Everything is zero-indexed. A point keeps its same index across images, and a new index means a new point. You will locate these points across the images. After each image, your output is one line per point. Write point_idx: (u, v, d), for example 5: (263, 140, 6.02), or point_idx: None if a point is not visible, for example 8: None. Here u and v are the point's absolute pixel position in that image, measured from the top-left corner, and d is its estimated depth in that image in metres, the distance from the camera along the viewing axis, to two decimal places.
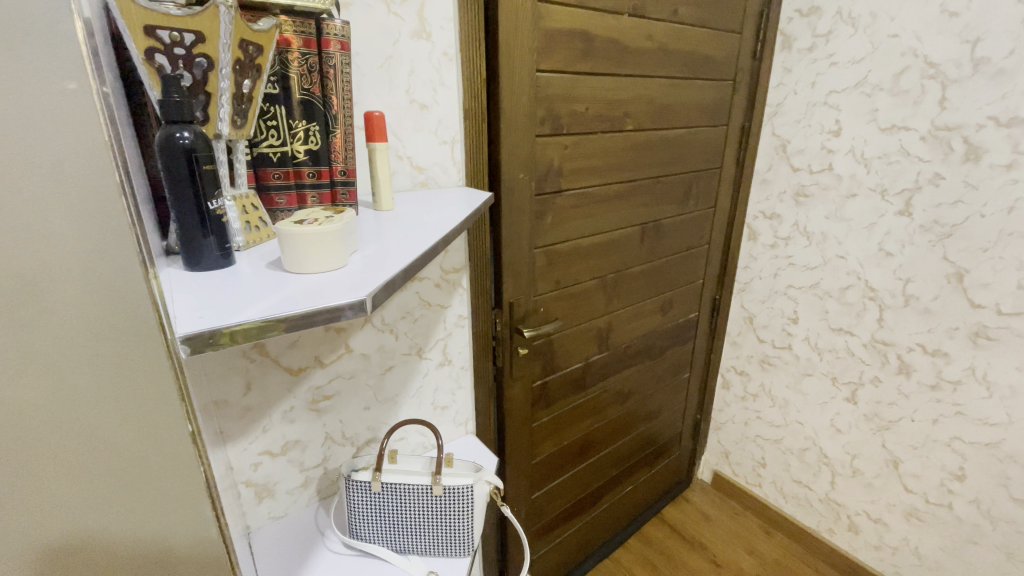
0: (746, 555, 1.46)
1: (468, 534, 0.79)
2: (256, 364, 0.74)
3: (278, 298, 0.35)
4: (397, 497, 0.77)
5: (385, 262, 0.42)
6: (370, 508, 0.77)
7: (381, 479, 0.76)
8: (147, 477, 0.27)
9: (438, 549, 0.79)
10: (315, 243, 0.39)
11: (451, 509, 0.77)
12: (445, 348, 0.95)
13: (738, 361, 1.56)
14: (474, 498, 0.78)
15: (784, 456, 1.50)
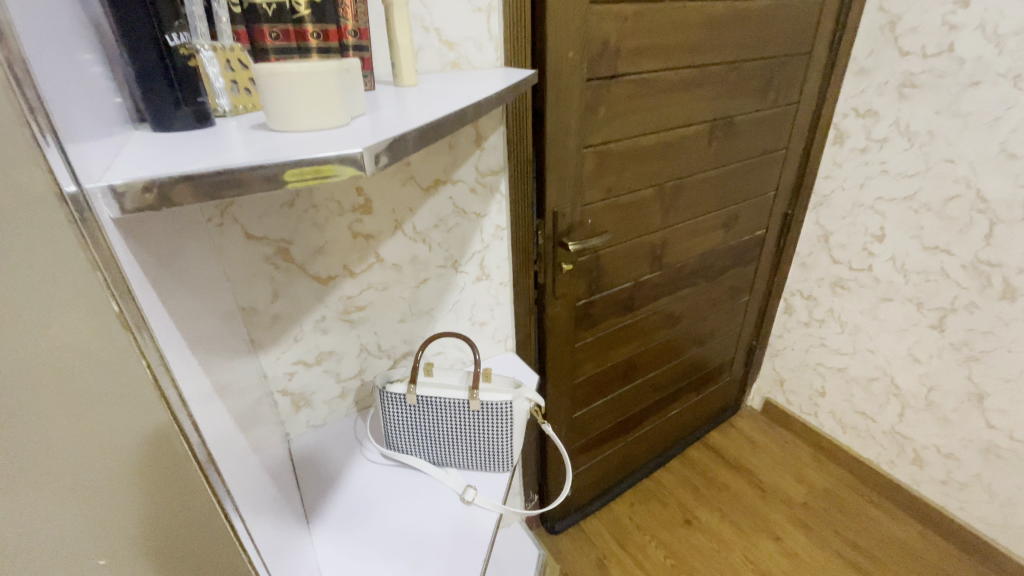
0: (794, 483, 1.40)
1: (507, 451, 0.75)
2: (282, 270, 0.69)
3: (256, 150, 0.28)
4: (432, 412, 0.73)
5: (398, 125, 0.33)
6: (405, 420, 0.74)
7: (415, 392, 0.72)
8: (87, 398, 0.21)
9: (476, 463, 0.77)
10: (301, 86, 0.30)
11: (488, 425, 0.73)
12: (482, 260, 0.87)
13: (806, 283, 1.41)
14: (513, 416, 0.74)
15: (848, 385, 1.38)
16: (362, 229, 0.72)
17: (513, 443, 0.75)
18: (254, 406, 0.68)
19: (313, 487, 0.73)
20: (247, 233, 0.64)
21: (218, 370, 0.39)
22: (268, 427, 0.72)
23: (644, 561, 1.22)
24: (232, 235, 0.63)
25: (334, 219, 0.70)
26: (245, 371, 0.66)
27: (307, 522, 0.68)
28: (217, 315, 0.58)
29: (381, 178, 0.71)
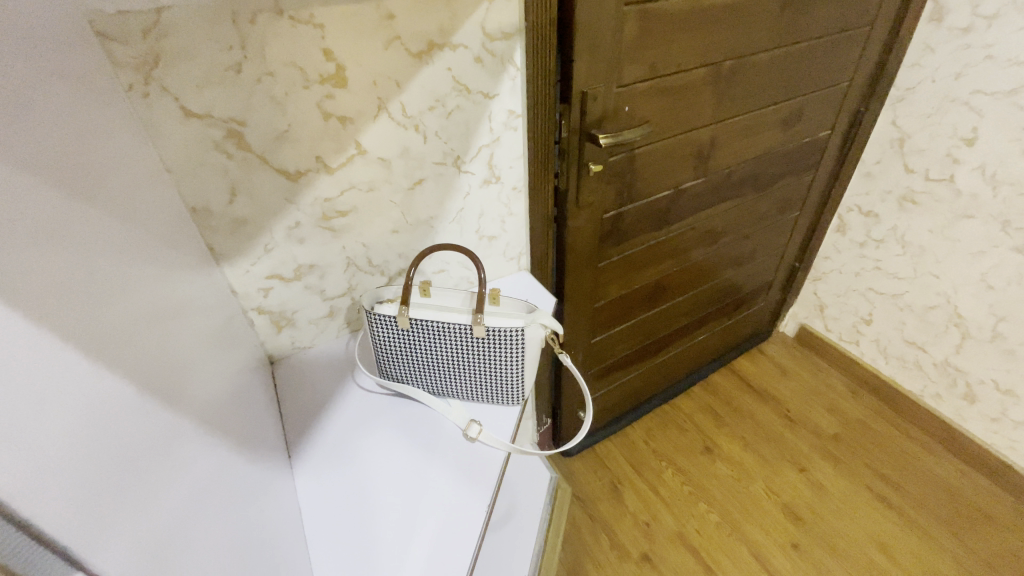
0: (824, 413, 1.32)
1: (519, 383, 0.65)
2: (237, 161, 0.55)
3: None
4: (429, 338, 0.62)
5: None
6: (399, 345, 0.63)
7: (408, 314, 0.60)
8: None
9: (483, 395, 0.67)
10: None
11: (496, 355, 0.62)
12: (491, 158, 0.71)
13: (867, 197, 1.23)
14: (526, 345, 0.62)
15: (900, 313, 1.24)
16: (334, 109, 0.57)
17: (526, 375, 0.64)
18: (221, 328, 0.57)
19: (299, 419, 0.66)
20: (184, 109, 0.50)
21: (93, 285, 0.27)
22: (242, 351, 0.62)
23: (659, 488, 1.18)
24: (163, 110, 0.49)
25: (297, 94, 0.54)
26: (204, 286, 0.55)
27: (291, 460, 0.61)
28: (154, 216, 0.45)
29: (354, 37, 0.54)
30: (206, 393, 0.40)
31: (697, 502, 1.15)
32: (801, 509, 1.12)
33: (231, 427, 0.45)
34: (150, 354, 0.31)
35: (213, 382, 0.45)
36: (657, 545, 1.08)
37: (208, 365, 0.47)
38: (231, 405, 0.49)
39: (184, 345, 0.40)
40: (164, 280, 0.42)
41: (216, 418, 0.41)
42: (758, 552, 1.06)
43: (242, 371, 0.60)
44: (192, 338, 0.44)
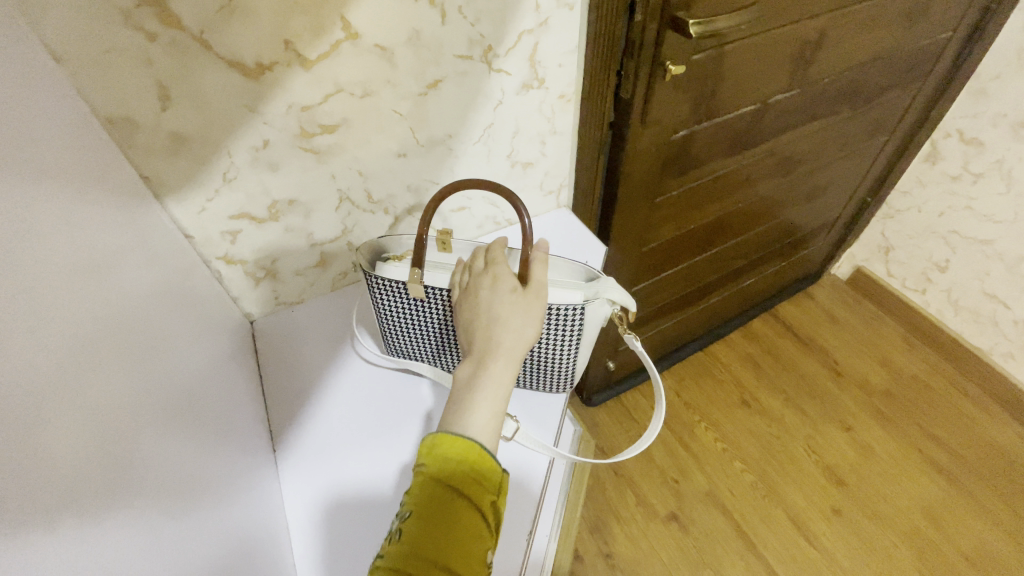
0: (876, 367, 1.20)
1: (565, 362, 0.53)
2: (163, 44, 0.36)
3: None
4: (449, 307, 0.49)
5: None
6: (412, 312, 0.50)
7: (422, 282, 0.47)
8: None
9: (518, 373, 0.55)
10: None
11: (542, 331, 0.49)
12: (533, 51, 0.52)
13: (970, 120, 1.00)
14: (579, 323, 0.49)
15: (985, 261, 1.06)
16: None
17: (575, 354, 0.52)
18: (166, 292, 0.42)
19: (286, 396, 0.53)
20: None
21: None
22: (208, 315, 0.48)
23: (690, 443, 1.09)
24: None
25: None
26: (132, 237, 0.39)
27: (275, 449, 0.50)
28: (18, 122, 0.28)
29: None
30: (78, 444, 0.25)
31: (731, 460, 1.06)
32: (844, 472, 1.04)
33: (129, 463, 0.30)
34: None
35: (117, 398, 0.30)
36: (686, 504, 1.00)
37: (120, 364, 0.32)
38: (160, 419, 0.34)
39: (47, 358, 0.25)
40: (31, 245, 0.26)
41: (100, 479, 0.26)
42: (795, 515, 0.98)
43: (205, 343, 0.46)
44: (86, 330, 0.29)
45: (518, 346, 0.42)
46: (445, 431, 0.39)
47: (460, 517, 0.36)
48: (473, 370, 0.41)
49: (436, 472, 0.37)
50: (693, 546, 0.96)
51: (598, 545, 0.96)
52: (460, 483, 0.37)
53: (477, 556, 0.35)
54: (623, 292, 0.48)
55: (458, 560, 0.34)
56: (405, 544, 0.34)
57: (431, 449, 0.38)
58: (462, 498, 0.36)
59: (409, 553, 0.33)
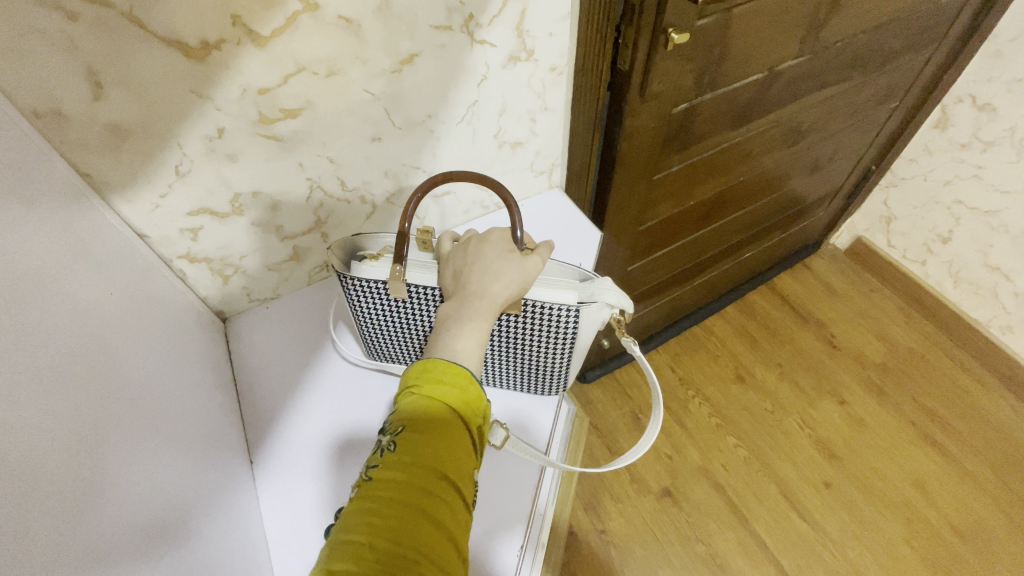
0: (872, 340, 1.19)
1: (559, 359, 0.53)
2: (85, 25, 0.31)
3: None
4: (432, 306, 0.47)
5: None
6: (394, 310, 0.48)
7: (404, 279, 0.44)
8: None
9: (510, 370, 0.56)
10: None
11: (534, 328, 0.49)
12: (521, 19, 0.46)
13: (985, 85, 0.94)
14: (571, 322, 0.49)
15: (990, 233, 1.03)
16: None
17: (570, 350, 0.53)
18: (121, 304, 0.37)
19: (262, 403, 0.51)
20: None
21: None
22: (171, 320, 0.44)
23: (684, 419, 1.08)
24: None
25: None
26: (74, 244, 0.34)
27: (253, 460, 0.48)
28: None
29: None
30: (10, 505, 0.21)
31: (725, 436, 1.06)
32: (837, 446, 1.04)
33: (101, 507, 0.27)
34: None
35: (63, 435, 0.26)
36: (680, 480, 1.01)
37: (66, 393, 0.28)
38: (121, 447, 0.31)
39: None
40: None
41: (56, 551, 0.23)
42: (787, 490, 0.99)
43: (170, 351, 0.42)
44: (24, 373, 0.25)
45: (508, 298, 0.41)
46: (439, 357, 0.38)
47: (455, 434, 0.35)
48: (461, 310, 0.40)
49: (429, 391, 0.36)
50: (687, 521, 0.97)
51: (593, 522, 0.97)
52: (456, 402, 0.36)
53: (470, 472, 0.35)
54: (619, 294, 0.47)
55: (454, 473, 0.33)
56: (399, 456, 0.33)
57: (422, 371, 0.37)
58: (457, 417, 0.35)
59: (406, 464, 0.32)
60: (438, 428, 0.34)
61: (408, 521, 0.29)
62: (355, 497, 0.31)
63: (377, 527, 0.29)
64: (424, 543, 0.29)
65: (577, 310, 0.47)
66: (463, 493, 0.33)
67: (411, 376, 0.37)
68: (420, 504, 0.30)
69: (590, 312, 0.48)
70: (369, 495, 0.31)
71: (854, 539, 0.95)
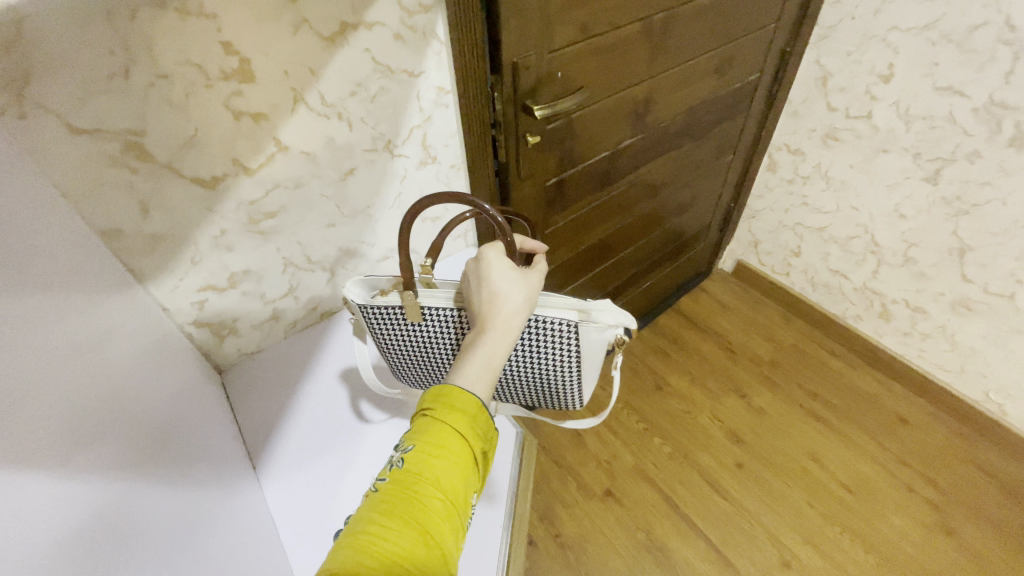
0: (762, 342, 1.43)
1: (553, 365, 0.71)
2: (143, 175, 0.50)
3: None
4: (436, 326, 0.61)
5: None
6: (406, 332, 0.63)
7: (417, 304, 0.59)
8: None
9: (538, 379, 0.74)
10: None
11: (546, 341, 0.67)
12: (424, 138, 0.70)
13: (794, 138, 1.25)
14: (583, 338, 0.66)
15: (825, 245, 1.33)
16: (245, 107, 0.53)
17: (575, 357, 0.70)
18: (155, 353, 0.53)
19: (257, 426, 0.66)
20: (70, 127, 0.44)
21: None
22: (189, 368, 0.60)
23: (617, 429, 1.26)
24: (42, 128, 0.43)
25: (199, 94, 0.49)
26: (128, 312, 0.51)
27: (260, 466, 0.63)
28: (96, 290, 0.45)
29: (256, 24, 0.49)
30: (170, 484, 0.43)
31: (652, 437, 1.24)
32: (744, 433, 1.24)
33: (172, 467, 0.45)
34: (37, 425, 0.28)
35: (174, 452, 0.46)
36: (619, 481, 1.17)
37: (173, 429, 0.49)
38: (191, 453, 0.50)
39: (152, 441, 0.43)
40: (128, 368, 0.44)
41: (188, 507, 0.44)
42: (707, 474, 1.18)
43: (190, 390, 0.58)
44: (156, 412, 0.46)
45: (516, 299, 0.53)
46: (446, 383, 0.47)
47: (452, 459, 0.43)
48: (483, 330, 0.52)
49: (436, 418, 0.45)
50: (628, 515, 1.12)
51: (548, 528, 1.11)
52: (461, 427, 0.45)
53: (463, 492, 0.43)
54: (616, 314, 0.64)
55: (444, 491, 0.41)
56: (403, 473, 0.42)
57: (433, 398, 0.46)
58: (462, 439, 0.45)
59: (405, 481, 0.41)
60: (437, 451, 0.43)
61: (400, 528, 0.38)
62: (368, 501, 0.41)
63: (376, 528, 0.38)
64: (409, 547, 0.38)
65: (589, 328, 0.65)
66: (452, 509, 0.41)
67: (425, 401, 0.47)
68: (415, 515, 0.39)
69: (601, 329, 0.65)
70: (376, 502, 0.40)
71: (766, 507, 1.13)
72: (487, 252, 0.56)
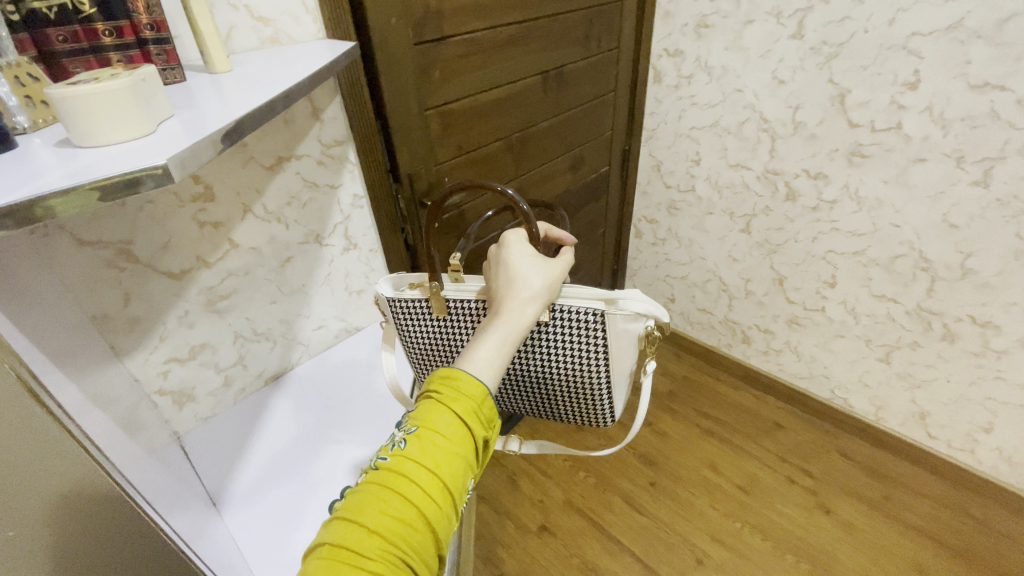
0: (661, 377, 1.69)
1: (577, 365, 0.75)
2: (128, 272, 0.67)
3: (76, 166, 0.36)
4: (460, 318, 0.75)
5: (175, 142, 0.39)
6: (434, 324, 0.77)
7: (444, 296, 0.73)
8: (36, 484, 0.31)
9: (564, 385, 0.78)
10: (97, 103, 0.37)
11: (570, 335, 0.72)
12: (346, 231, 0.92)
13: (648, 209, 1.67)
14: (611, 330, 0.71)
15: (691, 289, 1.69)
16: (208, 218, 0.73)
17: (600, 356, 0.73)
18: (133, 408, 0.67)
19: (213, 467, 0.78)
20: (77, 240, 0.62)
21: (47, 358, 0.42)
22: (155, 425, 0.73)
23: (547, 470, 1.41)
24: (59, 242, 0.61)
25: (174, 212, 0.69)
26: (114, 376, 0.66)
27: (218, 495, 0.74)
28: (90, 356, 0.61)
29: (217, 162, 0.71)
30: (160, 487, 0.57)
31: (578, 472, 1.40)
32: (656, 456, 1.44)
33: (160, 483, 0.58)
34: (93, 415, 0.45)
35: (153, 471, 0.60)
36: (552, 516, 1.30)
37: (149, 459, 0.62)
38: (166, 479, 0.63)
39: (138, 458, 0.58)
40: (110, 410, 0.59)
41: (175, 505, 0.58)
42: (627, 496, 1.34)
43: (157, 441, 0.70)
44: (136, 442, 0.60)
45: (536, 283, 0.59)
46: (454, 366, 0.51)
47: (452, 446, 0.46)
48: (505, 306, 0.57)
49: (440, 402, 0.48)
50: (563, 544, 1.24)
51: (490, 569, 1.20)
52: (464, 415, 0.48)
53: (460, 478, 0.46)
54: (642, 302, 0.68)
55: (440, 477, 0.45)
56: (403, 455, 0.45)
57: (441, 380, 0.50)
58: (464, 426, 0.48)
59: (404, 464, 0.45)
60: (438, 437, 0.46)
61: (393, 508, 0.43)
62: (372, 476, 0.45)
63: (371, 506, 0.43)
64: (399, 526, 0.42)
65: (616, 316, 0.70)
66: (447, 492, 0.45)
67: (433, 382, 0.50)
68: (410, 497, 0.43)
69: (629, 319, 0.70)
70: (376, 481, 0.44)
71: (678, 516, 1.29)
72: (511, 237, 0.62)
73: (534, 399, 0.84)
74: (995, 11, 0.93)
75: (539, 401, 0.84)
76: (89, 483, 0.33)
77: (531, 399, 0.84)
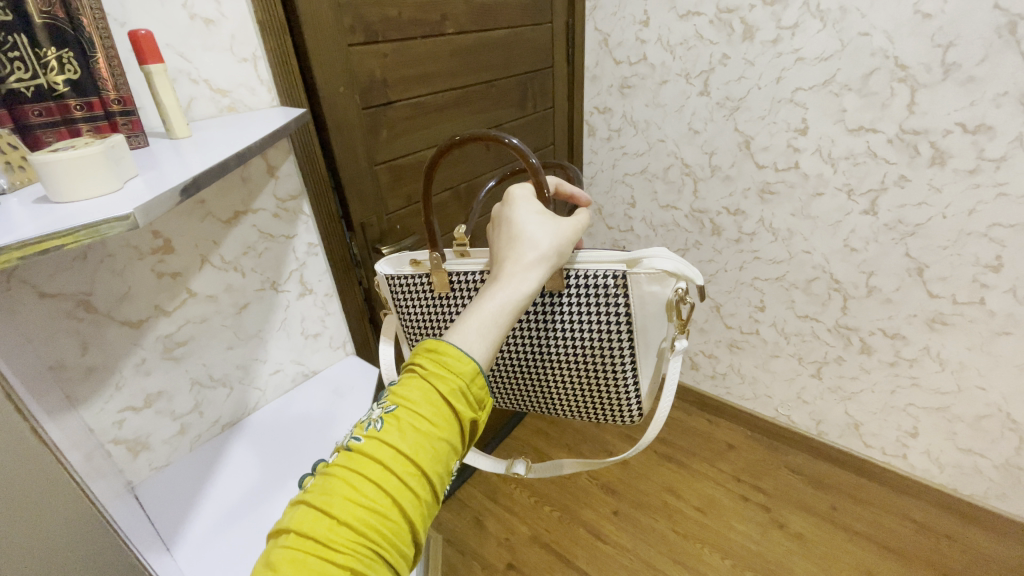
0: None
1: (596, 334, 0.73)
2: (87, 322, 0.71)
3: (50, 220, 0.42)
4: (464, 291, 0.77)
5: (138, 196, 0.46)
6: (437, 300, 0.80)
7: (444, 269, 0.76)
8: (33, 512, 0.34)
9: (586, 359, 0.76)
10: (73, 167, 0.44)
11: (590, 300, 0.71)
12: (302, 278, 0.98)
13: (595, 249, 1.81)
14: (635, 294, 0.69)
15: None
16: (166, 268, 0.78)
17: (624, 322, 0.71)
18: (87, 456, 0.69)
19: (169, 512, 0.77)
20: (38, 292, 0.66)
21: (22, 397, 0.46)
22: (110, 473, 0.74)
23: (512, 506, 1.43)
24: (21, 296, 0.64)
25: (134, 264, 0.74)
26: (70, 424, 0.68)
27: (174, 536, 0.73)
28: (48, 405, 0.63)
29: (175, 216, 0.77)
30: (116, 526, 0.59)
31: (543, 507, 1.42)
32: (617, 484, 1.48)
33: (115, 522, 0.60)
34: None
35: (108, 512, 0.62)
36: (518, 553, 1.31)
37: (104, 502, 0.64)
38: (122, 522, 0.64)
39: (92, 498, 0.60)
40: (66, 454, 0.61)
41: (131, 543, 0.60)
42: (592, 527, 1.36)
43: (110, 489, 0.71)
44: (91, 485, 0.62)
45: (542, 239, 0.62)
46: (444, 338, 0.53)
47: (429, 428, 0.48)
48: (510, 262, 0.60)
49: (421, 381, 0.50)
50: None
51: None
52: (447, 394, 0.50)
53: (435, 461, 0.48)
54: (670, 258, 0.66)
55: (414, 460, 0.47)
56: (381, 434, 0.47)
57: (427, 353, 0.52)
58: (446, 406, 0.50)
59: (380, 446, 0.47)
60: (415, 418, 0.48)
61: (365, 492, 0.45)
62: (348, 457, 0.47)
63: (345, 489, 0.45)
64: (370, 511, 0.44)
65: (639, 277, 0.68)
66: (421, 474, 0.47)
67: (422, 355, 0.52)
68: (382, 481, 0.45)
69: (652, 280, 0.68)
70: (350, 462, 0.46)
71: (642, 542, 1.32)
72: (517, 194, 0.65)
73: (554, 387, 0.82)
74: (857, 69, 1.11)
75: (560, 388, 0.82)
76: (74, 505, 0.36)
77: (550, 385, 0.82)
